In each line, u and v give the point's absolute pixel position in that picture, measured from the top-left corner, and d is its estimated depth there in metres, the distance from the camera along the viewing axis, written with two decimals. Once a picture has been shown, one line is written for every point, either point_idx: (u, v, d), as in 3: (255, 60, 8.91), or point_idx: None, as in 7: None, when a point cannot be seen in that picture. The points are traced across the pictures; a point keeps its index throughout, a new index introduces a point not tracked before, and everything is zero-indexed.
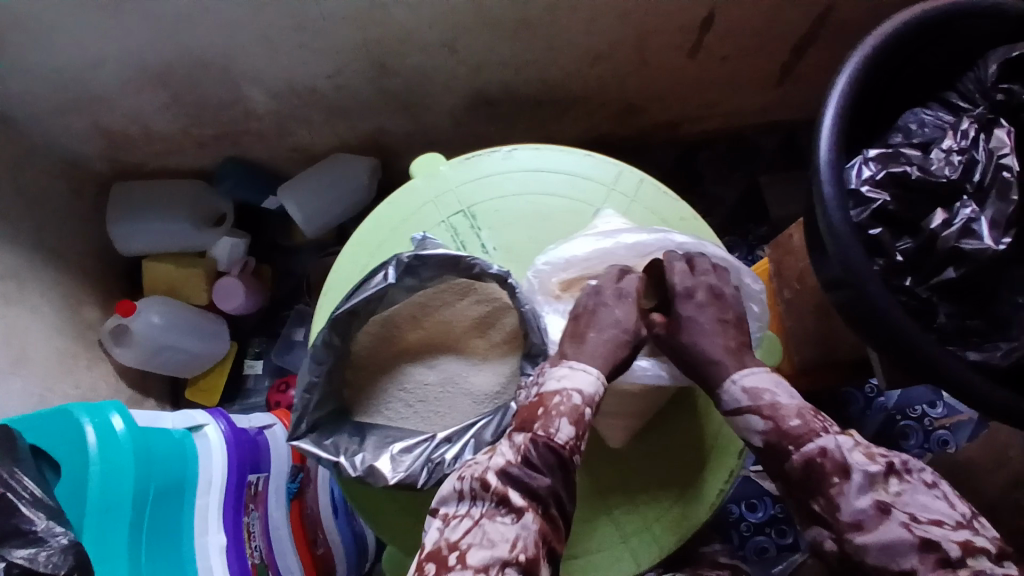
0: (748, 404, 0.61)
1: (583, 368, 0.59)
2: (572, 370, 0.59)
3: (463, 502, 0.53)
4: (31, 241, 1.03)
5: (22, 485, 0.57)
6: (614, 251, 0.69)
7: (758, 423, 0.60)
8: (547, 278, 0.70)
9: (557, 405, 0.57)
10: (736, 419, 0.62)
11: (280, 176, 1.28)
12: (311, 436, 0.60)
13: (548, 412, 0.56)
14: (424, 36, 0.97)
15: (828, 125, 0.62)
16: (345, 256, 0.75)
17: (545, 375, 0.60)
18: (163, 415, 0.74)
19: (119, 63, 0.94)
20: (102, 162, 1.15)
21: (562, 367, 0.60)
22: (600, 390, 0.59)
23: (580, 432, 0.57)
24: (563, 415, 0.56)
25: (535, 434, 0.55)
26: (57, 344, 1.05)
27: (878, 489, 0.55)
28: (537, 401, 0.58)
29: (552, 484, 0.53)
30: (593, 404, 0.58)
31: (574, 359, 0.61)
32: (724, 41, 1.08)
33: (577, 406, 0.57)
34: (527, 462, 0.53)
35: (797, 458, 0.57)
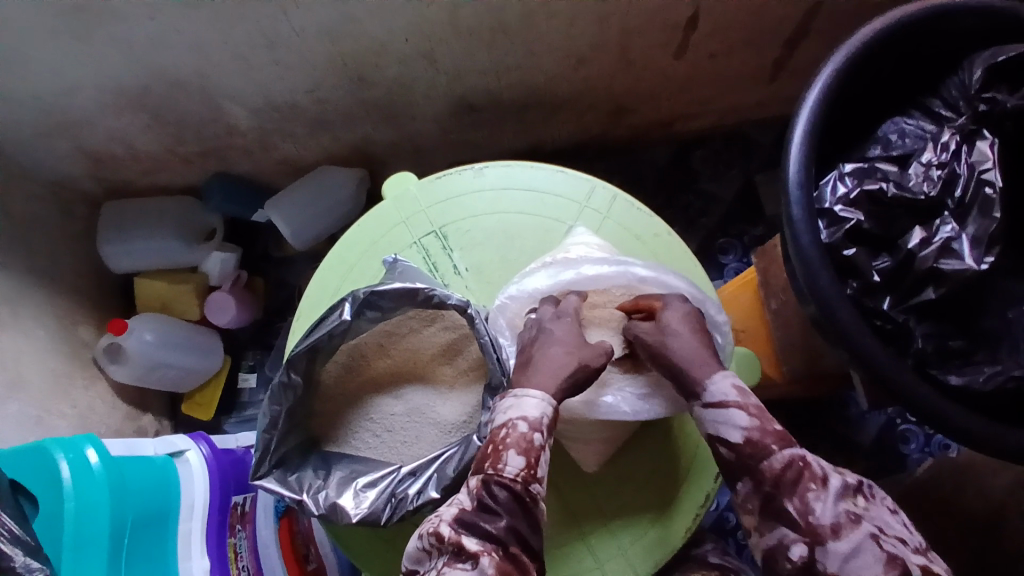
0: (736, 398, 0.60)
1: (526, 395, 0.58)
2: (517, 398, 0.59)
3: (430, 557, 0.53)
4: (23, 265, 1.04)
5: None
6: (574, 281, 0.69)
7: (741, 418, 0.59)
8: (512, 316, 0.69)
9: (504, 438, 0.56)
10: (717, 411, 0.60)
11: (268, 188, 1.27)
12: (276, 474, 0.61)
13: (496, 447, 0.56)
14: (399, 47, 0.95)
15: (796, 143, 0.60)
16: (316, 280, 0.74)
17: (494, 410, 0.59)
18: (143, 442, 0.76)
19: (97, 87, 0.94)
20: (91, 182, 1.16)
21: (508, 398, 0.60)
22: (549, 411, 0.58)
23: (532, 461, 0.56)
24: (510, 448, 0.56)
25: (485, 475, 0.54)
26: (53, 365, 1.06)
27: (848, 501, 0.56)
28: (487, 439, 0.57)
29: (508, 523, 0.52)
30: (541, 428, 0.57)
31: (520, 387, 0.60)
32: (711, 40, 1.05)
33: (524, 434, 0.56)
34: (480, 505, 0.53)
35: (776, 459, 0.57)
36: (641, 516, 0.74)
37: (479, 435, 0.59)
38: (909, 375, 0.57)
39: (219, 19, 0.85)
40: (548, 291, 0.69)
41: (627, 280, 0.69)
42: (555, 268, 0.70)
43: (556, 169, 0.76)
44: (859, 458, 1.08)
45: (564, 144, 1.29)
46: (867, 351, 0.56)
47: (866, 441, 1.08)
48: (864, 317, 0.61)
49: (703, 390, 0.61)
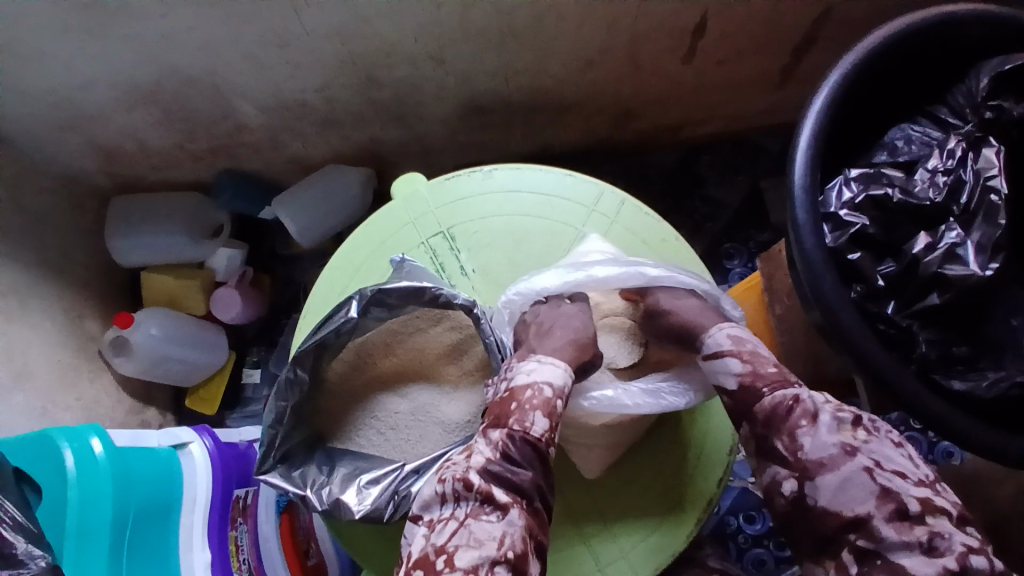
0: (730, 347, 0.65)
1: (551, 362, 0.62)
2: (540, 363, 0.62)
3: (447, 503, 0.55)
4: (33, 258, 1.06)
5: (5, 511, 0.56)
6: (584, 282, 0.69)
7: (735, 364, 0.64)
8: (517, 309, 0.71)
9: (530, 398, 0.59)
10: (714, 361, 0.66)
11: (276, 186, 1.28)
12: (280, 469, 0.61)
13: (521, 406, 0.58)
14: (410, 49, 0.96)
15: (802, 148, 0.60)
16: (324, 278, 0.75)
17: (514, 371, 0.62)
18: (147, 434, 0.76)
19: (110, 83, 0.95)
20: (102, 177, 1.17)
21: (530, 361, 0.63)
22: (568, 381, 0.62)
23: (553, 423, 0.59)
24: (535, 409, 0.58)
25: (511, 430, 0.57)
26: (60, 358, 1.08)
27: (845, 434, 0.58)
28: (509, 396, 0.60)
29: (533, 478, 0.55)
30: (562, 395, 0.60)
31: (541, 353, 0.63)
32: (720, 46, 1.05)
33: (548, 399, 0.59)
34: (507, 457, 0.55)
35: (769, 399, 0.61)
36: (643, 520, 0.74)
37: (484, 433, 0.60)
38: (913, 383, 0.57)
39: (231, 18, 0.86)
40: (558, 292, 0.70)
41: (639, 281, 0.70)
42: (565, 268, 0.70)
43: (563, 172, 0.76)
44: None
45: (572, 147, 1.30)
46: (871, 358, 0.56)
47: None
48: (867, 321, 0.61)
49: (701, 343, 0.67)
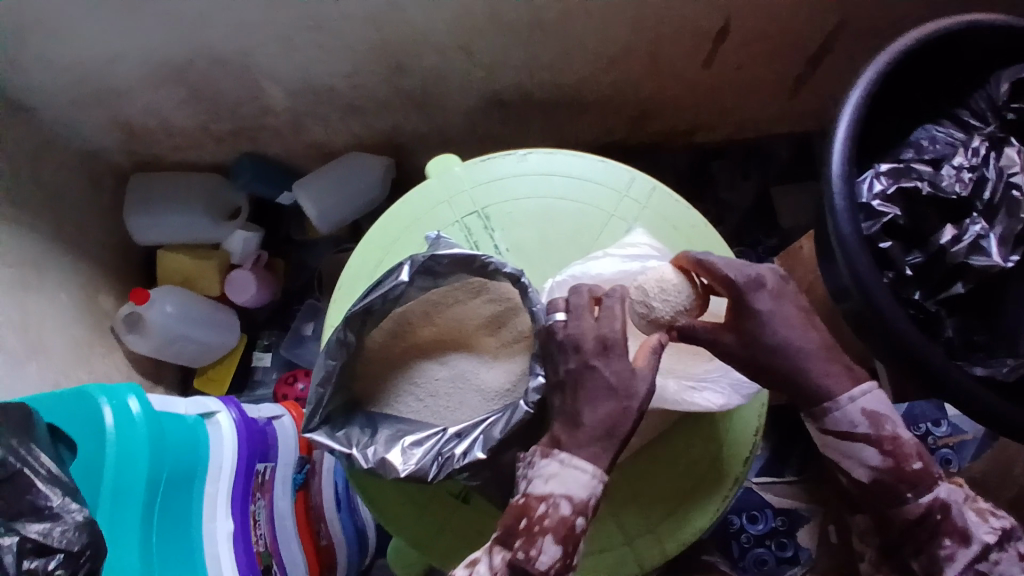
0: (870, 432, 0.62)
1: (573, 466, 0.56)
2: (562, 468, 0.56)
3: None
4: (48, 231, 1.06)
5: (38, 461, 0.58)
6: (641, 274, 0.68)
7: (870, 454, 0.62)
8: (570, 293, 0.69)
9: (542, 519, 0.55)
10: (848, 443, 0.62)
11: (295, 171, 1.29)
12: (325, 428, 0.63)
13: (531, 528, 0.55)
14: (441, 38, 0.98)
15: (840, 140, 0.63)
16: (360, 253, 0.76)
17: (534, 473, 0.57)
18: (176, 401, 0.75)
19: (139, 59, 0.96)
20: (121, 154, 1.17)
21: (552, 460, 0.57)
22: (594, 489, 0.56)
23: (567, 544, 0.55)
24: (545, 532, 0.55)
25: (515, 557, 0.54)
26: (71, 331, 1.07)
27: (980, 554, 0.60)
28: (523, 508, 0.56)
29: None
30: (583, 512, 0.56)
31: (565, 452, 0.57)
32: (738, 51, 1.09)
33: (563, 517, 0.55)
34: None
35: (912, 503, 0.61)
36: (671, 498, 0.71)
37: (525, 402, 0.60)
38: (942, 367, 0.59)
39: None
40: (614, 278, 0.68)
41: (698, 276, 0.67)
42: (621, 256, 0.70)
43: (597, 158, 0.77)
44: None
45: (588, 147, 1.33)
46: (904, 336, 0.59)
47: None
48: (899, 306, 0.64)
49: (829, 416, 0.62)
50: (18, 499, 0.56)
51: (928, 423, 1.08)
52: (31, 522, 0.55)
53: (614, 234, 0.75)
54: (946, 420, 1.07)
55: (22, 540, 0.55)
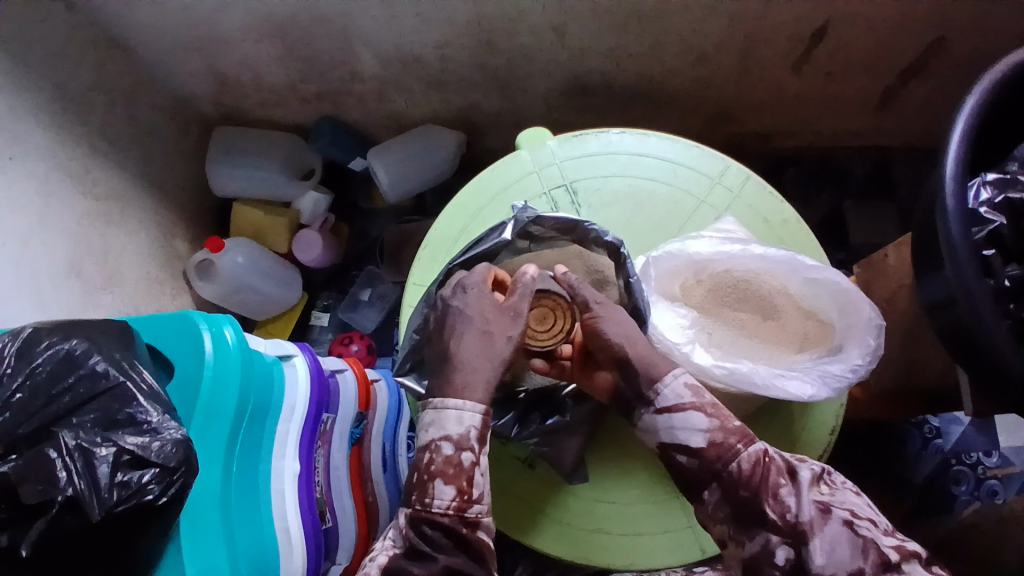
0: (777, 464, 0.58)
1: (443, 409, 0.58)
2: (435, 412, 0.59)
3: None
4: (136, 171, 1.11)
5: (140, 376, 0.60)
6: (738, 257, 0.69)
7: (700, 419, 0.59)
8: (663, 267, 0.69)
9: (429, 464, 0.57)
10: (675, 415, 0.60)
11: (370, 139, 1.32)
12: (412, 375, 0.69)
13: (423, 479, 0.57)
14: (536, 17, 0.99)
15: (954, 143, 0.61)
16: (448, 214, 0.78)
17: (418, 428, 0.60)
18: (259, 339, 0.78)
19: (242, 14, 1.00)
20: (209, 105, 1.22)
21: (428, 409, 0.59)
22: (476, 421, 0.58)
23: (461, 486, 0.57)
24: (436, 477, 0.57)
25: (414, 511, 0.57)
26: (146, 269, 1.13)
27: None
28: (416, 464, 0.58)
29: (442, 561, 0.53)
30: (467, 446, 0.57)
31: (436, 399, 0.60)
32: (830, 57, 1.07)
33: (448, 457, 0.57)
34: (411, 543, 0.55)
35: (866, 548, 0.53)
36: None
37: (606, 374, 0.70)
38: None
39: None
40: (709, 258, 0.69)
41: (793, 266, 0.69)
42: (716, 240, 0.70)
43: (691, 144, 0.77)
44: (910, 491, 1.10)
45: None
46: (1000, 349, 0.57)
47: (919, 478, 1.10)
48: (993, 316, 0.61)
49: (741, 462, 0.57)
50: (117, 411, 0.58)
51: (978, 453, 1.09)
52: (128, 435, 0.57)
53: (702, 221, 0.74)
54: (995, 452, 1.08)
55: (119, 452, 0.56)
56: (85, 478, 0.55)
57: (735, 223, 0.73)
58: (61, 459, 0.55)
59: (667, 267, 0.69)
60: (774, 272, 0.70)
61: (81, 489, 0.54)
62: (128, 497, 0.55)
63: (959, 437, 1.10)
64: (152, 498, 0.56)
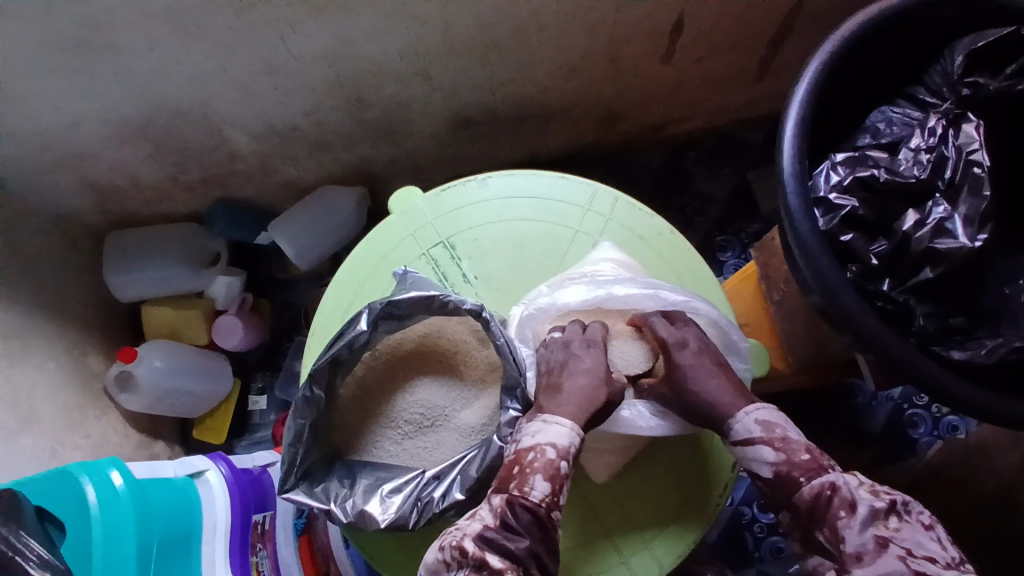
0: (818, 486, 0.57)
1: (556, 421, 0.59)
2: (545, 423, 0.59)
3: (449, 568, 0.52)
4: (31, 301, 1.06)
5: (28, 547, 0.59)
6: (605, 300, 0.69)
7: (768, 454, 0.60)
8: (540, 327, 0.71)
9: (532, 461, 0.57)
10: (746, 449, 0.62)
11: (269, 211, 1.29)
12: (303, 486, 0.62)
13: (523, 470, 0.57)
14: (395, 67, 0.98)
15: (789, 137, 0.62)
16: (329, 296, 0.75)
17: (521, 432, 0.60)
18: (163, 464, 0.75)
19: (98, 121, 0.96)
20: (95, 215, 1.17)
21: (536, 421, 0.60)
22: (575, 442, 0.59)
23: (556, 487, 0.57)
24: (536, 472, 0.57)
25: (510, 495, 0.55)
26: (64, 397, 1.08)
27: None
28: (514, 459, 0.58)
29: (529, 546, 0.53)
30: (567, 457, 0.58)
31: (548, 412, 0.61)
32: (697, 43, 1.08)
33: (551, 461, 0.57)
34: (504, 524, 0.53)
35: None
36: (660, 511, 0.71)
37: (500, 436, 0.62)
38: (914, 353, 0.58)
39: (220, 48, 0.87)
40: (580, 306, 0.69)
41: (652, 304, 0.70)
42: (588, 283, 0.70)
43: (557, 176, 0.77)
44: (869, 443, 1.12)
45: (558, 153, 1.32)
46: (873, 331, 0.58)
47: (875, 429, 1.11)
48: (866, 299, 0.62)
49: (731, 430, 0.63)
50: None
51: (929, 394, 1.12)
52: None
53: (581, 250, 0.75)
54: None
55: None
56: None
57: (613, 248, 0.74)
58: None
59: (543, 324, 0.70)
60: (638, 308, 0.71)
61: None
62: None
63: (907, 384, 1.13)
64: None
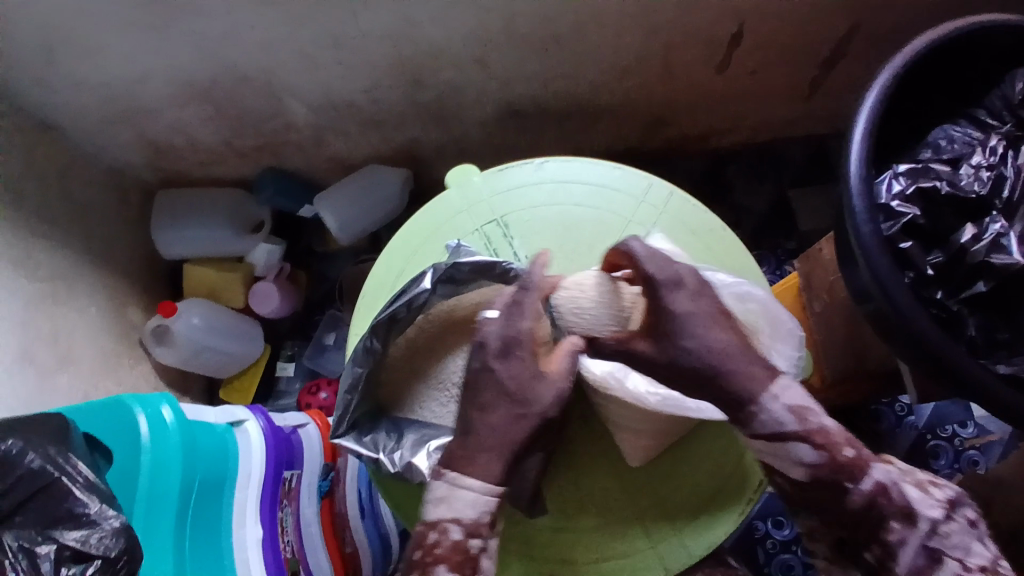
0: (858, 487, 0.61)
1: (457, 488, 0.62)
2: (447, 491, 0.63)
3: None
4: (80, 247, 1.10)
5: (76, 470, 0.59)
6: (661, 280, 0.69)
7: (810, 450, 0.62)
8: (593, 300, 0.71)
9: (435, 545, 0.61)
10: (779, 442, 0.63)
11: (315, 185, 1.32)
12: (352, 434, 0.67)
13: (428, 554, 0.61)
14: (455, 52, 1.00)
15: (857, 140, 0.63)
16: (383, 261, 0.78)
17: (427, 500, 0.63)
18: (207, 409, 0.76)
19: (164, 80, 1.00)
20: (147, 171, 1.21)
21: (441, 482, 0.63)
22: (480, 512, 0.62)
23: (463, 567, 0.61)
24: (443, 558, 0.61)
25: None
26: (102, 343, 1.11)
27: None
28: (423, 537, 0.62)
29: None
30: (474, 533, 0.62)
31: (453, 473, 0.63)
32: (751, 56, 1.09)
33: (456, 541, 0.61)
34: None
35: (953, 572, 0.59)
36: (694, 502, 0.73)
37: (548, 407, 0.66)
38: (959, 365, 0.59)
39: (291, 18, 0.90)
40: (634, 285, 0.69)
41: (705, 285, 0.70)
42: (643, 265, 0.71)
43: (613, 165, 0.78)
44: None
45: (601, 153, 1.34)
46: (923, 337, 0.59)
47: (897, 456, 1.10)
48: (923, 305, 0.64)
49: (759, 419, 0.63)
50: (56, 507, 0.57)
51: (953, 425, 1.09)
52: (69, 530, 0.57)
53: (632, 239, 0.76)
54: (972, 422, 1.08)
55: (60, 548, 0.56)
56: None
57: (664, 238, 0.74)
58: (5, 562, 0.54)
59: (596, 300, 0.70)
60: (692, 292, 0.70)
61: None
62: None
63: (933, 412, 1.10)
64: None
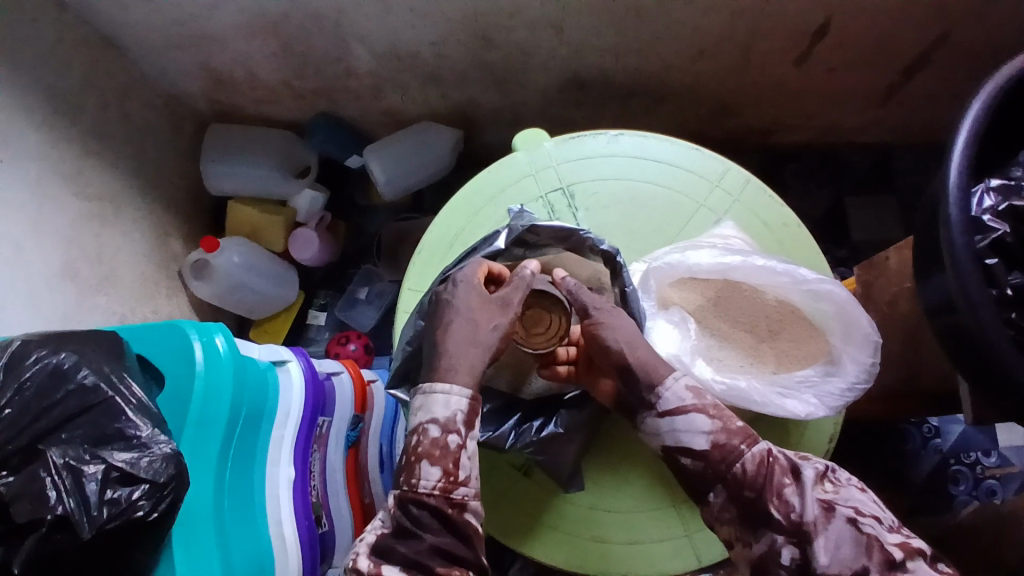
0: (753, 457, 0.56)
1: (432, 391, 0.57)
2: (423, 396, 0.57)
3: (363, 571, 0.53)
4: (130, 169, 1.09)
5: (129, 391, 0.59)
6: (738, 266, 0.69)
7: (704, 421, 0.59)
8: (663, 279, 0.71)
9: (416, 449, 0.55)
10: (678, 419, 0.60)
11: (366, 136, 1.30)
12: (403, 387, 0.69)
13: (410, 462, 0.56)
14: (532, 13, 0.97)
15: (958, 150, 0.60)
16: (444, 216, 0.76)
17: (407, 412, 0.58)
18: (251, 345, 0.77)
19: (232, 9, 0.97)
20: (203, 101, 1.20)
21: (417, 396, 0.58)
22: (458, 401, 0.56)
23: (447, 465, 0.55)
24: (423, 458, 0.55)
25: (403, 494, 0.55)
26: (142, 268, 1.11)
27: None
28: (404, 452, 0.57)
29: (427, 542, 0.52)
30: (453, 426, 0.56)
31: (427, 381, 0.58)
32: (835, 51, 1.05)
33: (435, 438, 0.55)
34: (399, 527, 0.54)
35: (874, 532, 0.52)
36: None
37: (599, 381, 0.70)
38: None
39: None
40: (708, 268, 0.70)
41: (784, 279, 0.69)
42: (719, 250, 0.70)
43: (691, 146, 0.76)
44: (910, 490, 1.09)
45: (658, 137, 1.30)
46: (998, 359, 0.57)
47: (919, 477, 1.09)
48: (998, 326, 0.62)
49: (657, 401, 0.61)
50: (105, 425, 0.57)
51: (977, 452, 1.08)
52: (118, 451, 0.56)
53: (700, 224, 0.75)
54: (995, 451, 1.08)
55: (108, 468, 0.55)
56: (74, 496, 0.54)
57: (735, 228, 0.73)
58: (50, 478, 0.54)
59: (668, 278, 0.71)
60: (765, 284, 0.70)
61: (71, 507, 0.53)
62: (117, 514, 0.54)
63: (958, 437, 1.09)
64: (142, 514, 0.54)
